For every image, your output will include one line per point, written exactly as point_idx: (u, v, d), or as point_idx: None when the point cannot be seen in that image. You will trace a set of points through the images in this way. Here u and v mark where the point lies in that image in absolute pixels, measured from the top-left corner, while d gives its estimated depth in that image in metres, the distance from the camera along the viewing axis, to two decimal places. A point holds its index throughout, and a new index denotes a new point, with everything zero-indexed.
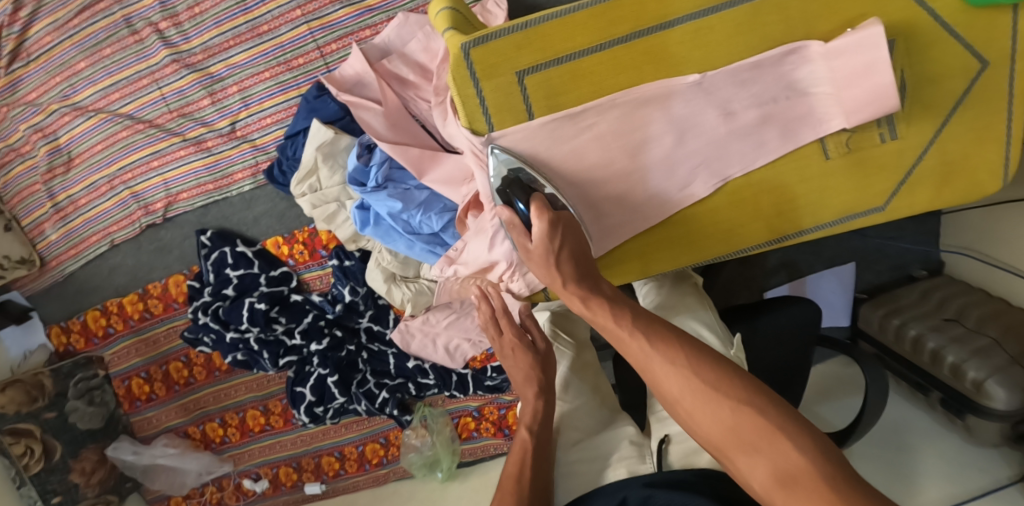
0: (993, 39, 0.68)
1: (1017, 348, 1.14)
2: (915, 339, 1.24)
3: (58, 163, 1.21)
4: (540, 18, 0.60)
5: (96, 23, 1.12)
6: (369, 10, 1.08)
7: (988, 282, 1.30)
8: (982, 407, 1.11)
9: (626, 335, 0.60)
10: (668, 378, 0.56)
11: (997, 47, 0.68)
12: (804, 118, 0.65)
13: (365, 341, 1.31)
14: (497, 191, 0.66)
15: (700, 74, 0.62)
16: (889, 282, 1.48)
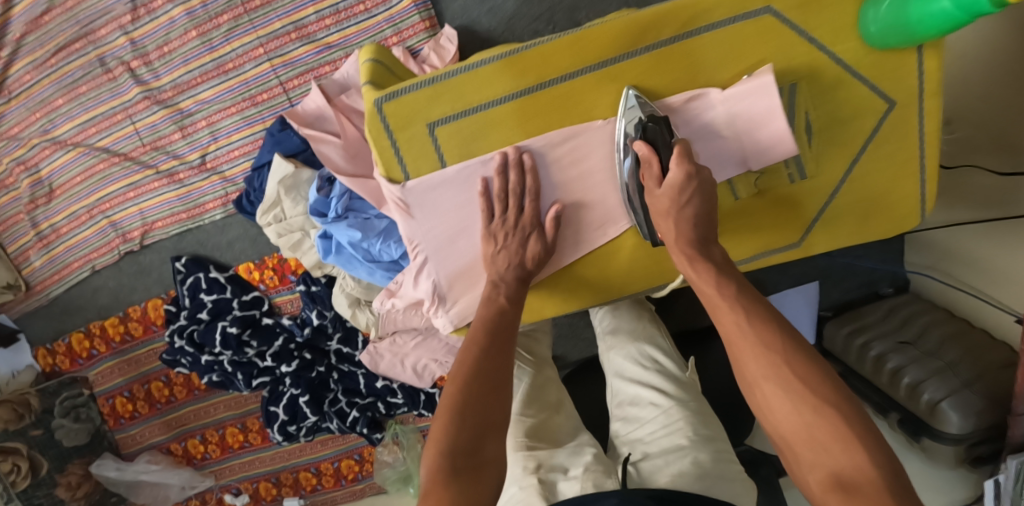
0: (902, 79, 0.68)
1: (969, 371, 1.13)
2: (876, 360, 1.24)
3: (40, 194, 1.27)
4: (445, 73, 0.63)
5: (71, 62, 1.17)
6: (328, 47, 1.12)
7: (951, 302, 1.29)
8: (939, 431, 1.11)
9: (726, 304, 0.60)
10: (757, 361, 0.56)
11: (906, 88, 0.68)
12: (711, 161, 0.65)
13: (334, 362, 1.35)
14: (418, 233, 0.69)
15: (605, 121, 0.64)
16: (856, 298, 1.46)
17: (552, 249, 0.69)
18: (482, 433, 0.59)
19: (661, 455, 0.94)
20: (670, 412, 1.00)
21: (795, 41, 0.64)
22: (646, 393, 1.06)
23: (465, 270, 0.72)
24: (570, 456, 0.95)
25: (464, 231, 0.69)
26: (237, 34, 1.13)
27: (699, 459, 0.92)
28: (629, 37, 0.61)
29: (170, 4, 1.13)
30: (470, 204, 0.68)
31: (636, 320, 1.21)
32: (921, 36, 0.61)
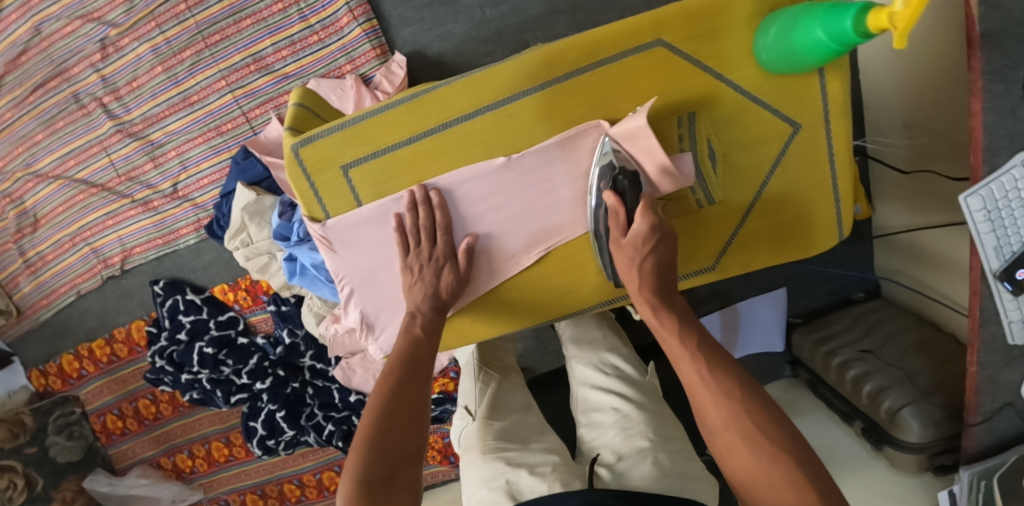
0: (805, 102, 0.68)
1: (927, 383, 1.13)
2: (839, 367, 1.24)
3: (26, 224, 1.33)
4: (354, 118, 0.67)
5: (49, 99, 1.24)
6: (285, 77, 1.17)
7: (921, 306, 1.30)
8: (900, 440, 1.08)
9: (687, 354, 0.62)
10: (715, 409, 0.59)
11: (810, 112, 0.68)
12: None
13: (309, 378, 1.40)
14: (342, 267, 0.72)
15: (507, 156, 0.67)
16: (826, 306, 1.45)
17: (466, 280, 0.71)
18: (395, 463, 0.61)
19: (623, 456, 0.89)
20: (631, 414, 0.96)
21: (690, 73, 0.65)
22: (608, 398, 1.01)
23: (390, 301, 0.75)
24: (538, 456, 0.90)
25: (385, 264, 0.73)
26: (201, 68, 1.18)
27: (663, 459, 0.88)
28: (522, 77, 0.64)
29: (137, 42, 1.18)
30: (389, 238, 0.71)
31: (602, 330, 1.15)
32: (809, 65, 0.61)
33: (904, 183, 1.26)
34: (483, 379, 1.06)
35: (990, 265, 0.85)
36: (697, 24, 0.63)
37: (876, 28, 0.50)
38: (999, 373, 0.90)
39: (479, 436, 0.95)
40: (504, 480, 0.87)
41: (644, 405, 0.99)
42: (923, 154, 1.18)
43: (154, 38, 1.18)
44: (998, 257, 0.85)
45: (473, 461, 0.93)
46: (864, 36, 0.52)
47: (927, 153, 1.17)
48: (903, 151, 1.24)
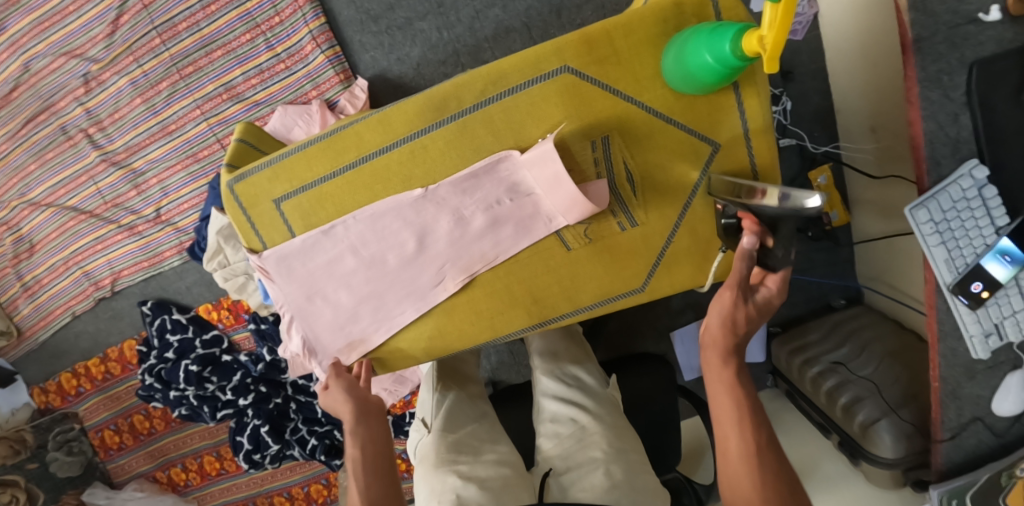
0: (721, 120, 0.64)
1: (899, 394, 0.98)
2: (814, 379, 1.08)
3: (23, 250, 1.40)
4: (281, 154, 0.71)
5: (40, 132, 1.31)
6: (256, 104, 1.21)
7: (901, 315, 1.10)
8: (872, 455, 0.94)
9: (737, 428, 0.63)
10: (753, 478, 0.61)
11: (727, 129, 0.64)
12: (532, 216, 0.70)
13: (291, 393, 1.43)
14: (280, 295, 0.76)
15: (425, 188, 0.69)
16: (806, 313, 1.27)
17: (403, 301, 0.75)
18: None
19: (574, 468, 0.85)
20: (590, 425, 0.89)
21: (596, 97, 0.64)
22: (563, 407, 0.93)
23: (327, 327, 0.78)
24: (490, 469, 0.89)
25: (321, 289, 0.76)
26: (177, 98, 1.23)
27: (617, 470, 0.83)
28: (431, 110, 0.66)
29: (118, 76, 1.24)
30: (323, 266, 0.74)
31: (566, 342, 1.05)
32: (701, 93, 0.61)
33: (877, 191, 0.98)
34: (443, 393, 1.05)
35: (942, 278, 0.74)
36: (598, 48, 0.62)
37: (750, 52, 0.51)
38: (961, 387, 0.78)
39: (433, 450, 0.94)
40: (454, 494, 0.86)
41: (603, 413, 0.92)
42: (891, 158, 0.91)
43: (133, 72, 1.24)
44: (951, 269, 0.74)
45: (426, 474, 0.93)
46: (743, 60, 0.53)
47: (891, 156, 0.91)
48: (871, 155, 0.96)
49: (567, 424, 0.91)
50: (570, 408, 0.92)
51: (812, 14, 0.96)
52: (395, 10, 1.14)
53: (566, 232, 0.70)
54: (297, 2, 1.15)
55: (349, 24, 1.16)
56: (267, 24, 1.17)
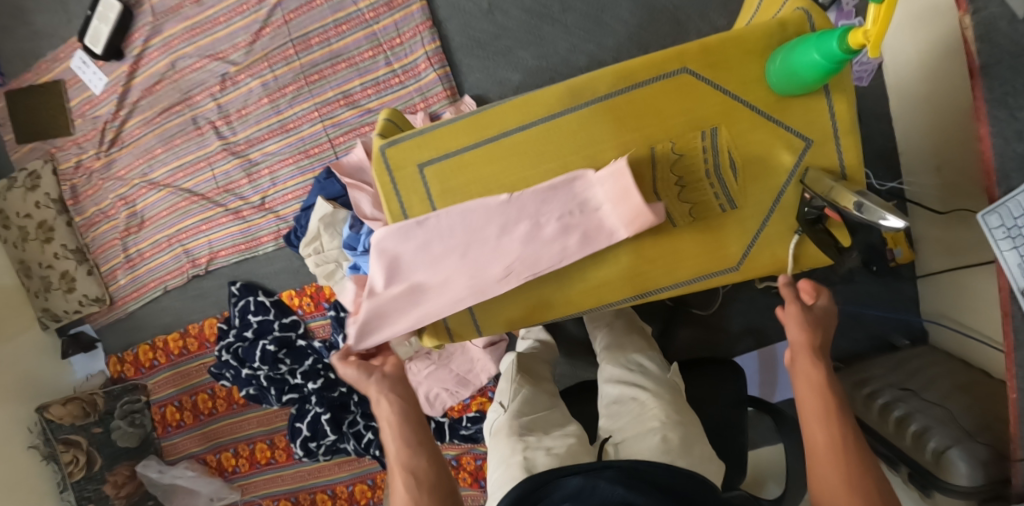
0: (815, 120, 0.77)
1: (972, 423, 0.98)
2: (882, 407, 1.10)
3: (133, 224, 1.55)
4: (433, 126, 0.87)
5: (173, 121, 1.48)
6: (368, 111, 1.38)
7: (968, 352, 1.15)
8: (946, 484, 0.94)
9: (821, 417, 0.73)
10: (829, 459, 0.71)
11: (819, 128, 0.77)
12: (597, 230, 0.82)
13: (355, 385, 1.51)
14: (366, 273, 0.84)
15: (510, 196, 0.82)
16: (868, 350, 1.33)
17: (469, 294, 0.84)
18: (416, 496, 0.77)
19: (634, 435, 0.91)
20: (647, 401, 0.95)
21: (708, 94, 0.79)
22: (625, 387, 1.01)
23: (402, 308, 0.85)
24: (556, 440, 0.96)
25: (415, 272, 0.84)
26: (300, 100, 1.41)
27: (674, 438, 0.89)
28: (569, 96, 0.83)
29: (251, 78, 1.43)
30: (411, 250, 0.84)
31: (631, 336, 1.14)
32: (802, 91, 0.74)
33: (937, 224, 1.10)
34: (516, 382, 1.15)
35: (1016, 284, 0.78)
36: (713, 55, 0.78)
37: (857, 44, 0.62)
38: None
39: (505, 424, 1.03)
40: (521, 456, 0.94)
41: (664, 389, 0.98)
42: (955, 193, 1.02)
43: (266, 75, 1.42)
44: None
45: (498, 443, 1.01)
46: (849, 53, 0.65)
47: (958, 191, 1.01)
48: (935, 190, 1.08)
49: (628, 402, 0.98)
50: (631, 388, 0.99)
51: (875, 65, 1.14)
52: (501, 40, 1.30)
53: (671, 208, 0.82)
54: (418, 27, 1.32)
55: (459, 50, 1.33)
56: (388, 44, 1.35)
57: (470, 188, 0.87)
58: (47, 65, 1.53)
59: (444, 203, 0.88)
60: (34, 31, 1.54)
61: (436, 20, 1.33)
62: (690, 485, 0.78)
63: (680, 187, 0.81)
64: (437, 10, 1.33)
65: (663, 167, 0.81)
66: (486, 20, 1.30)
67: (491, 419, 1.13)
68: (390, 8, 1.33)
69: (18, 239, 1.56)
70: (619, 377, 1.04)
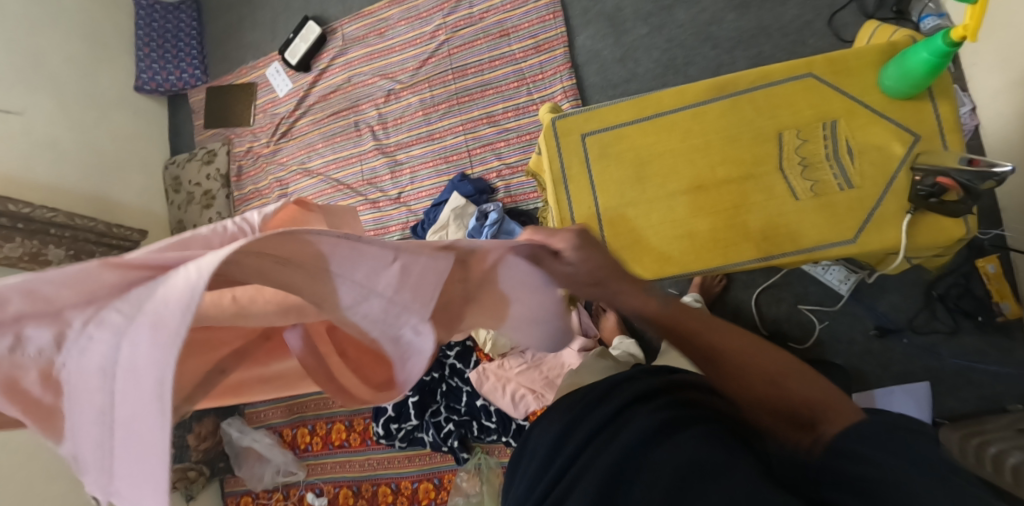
0: (923, 121, 0.95)
1: None
2: (996, 456, 1.08)
3: (281, 203, 1.78)
4: (598, 106, 1.09)
5: (337, 123, 1.77)
6: (507, 129, 1.61)
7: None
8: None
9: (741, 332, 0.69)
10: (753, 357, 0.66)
11: (927, 126, 0.95)
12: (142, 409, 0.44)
13: (447, 375, 1.64)
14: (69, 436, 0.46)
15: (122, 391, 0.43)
16: (976, 412, 1.31)
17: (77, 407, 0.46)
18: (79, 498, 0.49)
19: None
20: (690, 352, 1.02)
21: (831, 93, 0.98)
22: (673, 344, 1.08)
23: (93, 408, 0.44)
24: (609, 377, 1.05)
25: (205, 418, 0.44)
26: (450, 116, 1.67)
27: None
28: (714, 89, 1.03)
29: (412, 95, 1.72)
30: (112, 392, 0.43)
31: None
32: (913, 91, 0.93)
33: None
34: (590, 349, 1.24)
35: None
36: (837, 66, 0.99)
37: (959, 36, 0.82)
38: None
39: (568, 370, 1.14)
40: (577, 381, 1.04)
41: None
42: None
43: (425, 94, 1.70)
44: None
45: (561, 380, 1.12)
46: (952, 47, 0.84)
47: None
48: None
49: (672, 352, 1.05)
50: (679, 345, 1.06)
51: (975, 126, 1.29)
52: (631, 83, 1.55)
53: (795, 183, 0.99)
54: (560, 67, 1.60)
55: (592, 88, 1.59)
56: (532, 79, 1.61)
57: (623, 155, 1.06)
58: (247, 71, 1.88)
59: (599, 166, 1.07)
60: (242, 44, 1.91)
61: (575, 64, 1.61)
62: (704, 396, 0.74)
63: (803, 166, 0.99)
64: (577, 56, 1.61)
65: (790, 149, 0.99)
66: (619, 66, 1.57)
67: None
68: (538, 51, 1.62)
69: (183, 202, 1.83)
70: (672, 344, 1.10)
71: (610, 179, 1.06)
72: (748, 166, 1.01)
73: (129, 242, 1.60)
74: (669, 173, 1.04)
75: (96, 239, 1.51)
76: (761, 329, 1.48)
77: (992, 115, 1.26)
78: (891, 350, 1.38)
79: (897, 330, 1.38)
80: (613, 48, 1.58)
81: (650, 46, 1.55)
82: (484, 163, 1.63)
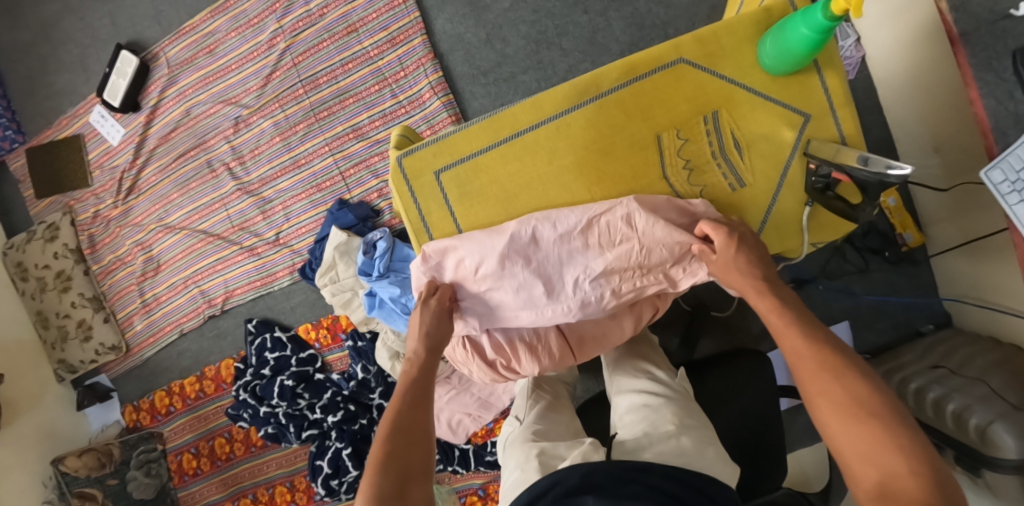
0: (812, 97, 0.83)
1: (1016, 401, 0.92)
2: (935, 403, 1.00)
3: (150, 268, 1.57)
4: (447, 134, 0.92)
5: (187, 166, 1.53)
6: (377, 141, 1.42)
7: (995, 328, 1.09)
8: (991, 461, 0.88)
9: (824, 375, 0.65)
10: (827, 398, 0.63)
11: (817, 103, 0.82)
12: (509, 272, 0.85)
13: (376, 416, 1.45)
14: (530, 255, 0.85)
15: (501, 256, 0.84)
16: (896, 341, 1.26)
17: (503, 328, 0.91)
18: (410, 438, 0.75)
19: (644, 436, 0.80)
20: (657, 406, 0.84)
21: (706, 80, 0.84)
22: (635, 394, 0.90)
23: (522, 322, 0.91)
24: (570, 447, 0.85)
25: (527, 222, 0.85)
26: (310, 137, 1.47)
27: (689, 444, 0.77)
28: (575, 95, 0.87)
29: (263, 119, 1.49)
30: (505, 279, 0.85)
31: (652, 352, 0.99)
32: (795, 68, 0.80)
33: (944, 202, 1.12)
34: (535, 398, 1.02)
35: None
36: (707, 45, 0.84)
37: (839, 11, 0.68)
38: None
39: (519, 435, 0.92)
40: (538, 461, 0.83)
41: (672, 392, 0.87)
42: (957, 170, 1.05)
43: (277, 116, 1.48)
44: None
45: (511, 452, 0.90)
46: (833, 23, 0.70)
47: (958, 168, 1.04)
48: (937, 169, 1.10)
49: (641, 408, 0.86)
50: (646, 395, 0.87)
51: (860, 57, 1.19)
52: (503, 66, 1.36)
53: (683, 192, 0.87)
54: (420, 60, 1.39)
55: (462, 78, 1.38)
56: (393, 78, 1.41)
57: (487, 189, 0.92)
58: (67, 122, 1.60)
59: (462, 207, 0.92)
60: (54, 90, 1.62)
61: (437, 53, 1.40)
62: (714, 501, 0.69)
63: (689, 170, 0.86)
64: (438, 44, 1.39)
65: (671, 153, 0.86)
66: (487, 49, 1.37)
67: (507, 430, 1.00)
68: (393, 45, 1.41)
69: (36, 290, 1.59)
70: (631, 386, 0.92)
71: (478, 220, 0.92)
72: (627, 180, 0.88)
73: None
74: (543, 202, 0.90)
75: None
76: (683, 305, 1.33)
77: (876, 46, 1.15)
78: (810, 300, 1.28)
79: (812, 279, 1.28)
80: (476, 28, 1.37)
81: (516, 20, 1.35)
82: (361, 184, 1.44)
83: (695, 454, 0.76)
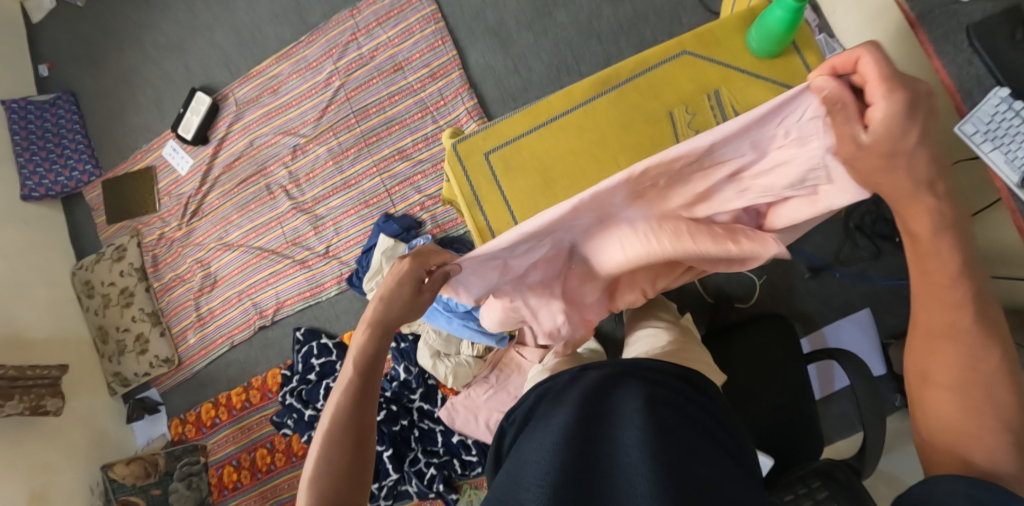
0: (797, 76, 0.99)
1: None
2: None
3: (207, 283, 1.70)
4: (493, 122, 1.08)
5: (248, 190, 1.70)
6: (420, 161, 1.59)
7: (1011, 300, 1.17)
8: None
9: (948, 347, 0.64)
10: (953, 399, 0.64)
11: (802, 79, 0.98)
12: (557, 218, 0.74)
13: (416, 418, 1.55)
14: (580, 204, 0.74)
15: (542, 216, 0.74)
16: None
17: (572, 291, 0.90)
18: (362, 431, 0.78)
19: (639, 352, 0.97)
20: (657, 332, 1.01)
21: (707, 66, 1.01)
22: (642, 329, 1.07)
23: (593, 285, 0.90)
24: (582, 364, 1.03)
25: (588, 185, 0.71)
26: (360, 159, 1.64)
27: (673, 351, 0.94)
28: (599, 83, 1.04)
29: (318, 146, 1.67)
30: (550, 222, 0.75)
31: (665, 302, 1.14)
32: (776, 49, 0.97)
33: None
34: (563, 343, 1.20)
35: (1010, 179, 0.87)
36: (705, 39, 1.01)
37: None
38: None
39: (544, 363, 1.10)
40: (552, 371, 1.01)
41: (671, 324, 1.04)
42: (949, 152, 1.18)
43: (331, 142, 1.67)
44: (1014, 169, 0.86)
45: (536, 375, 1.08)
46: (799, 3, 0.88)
47: None
48: None
49: (645, 337, 1.03)
50: (648, 327, 1.05)
51: None
52: (530, 91, 1.56)
53: None
54: (458, 90, 1.59)
55: (494, 103, 1.58)
56: (434, 107, 1.60)
57: (528, 164, 1.06)
58: (141, 156, 1.79)
59: (508, 181, 1.06)
60: (131, 128, 1.82)
61: (472, 83, 1.60)
62: (680, 379, 0.86)
63: None
64: (472, 76, 1.60)
65: (683, 125, 1.01)
66: (515, 77, 1.57)
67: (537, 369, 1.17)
68: (434, 78, 1.61)
69: (100, 306, 1.72)
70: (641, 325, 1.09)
71: (522, 192, 1.06)
72: (647, 148, 1.02)
73: (48, 379, 1.48)
74: (577, 173, 1.04)
75: (10, 383, 1.37)
76: (707, 297, 1.42)
77: None
78: (828, 286, 1.37)
79: (827, 266, 1.37)
80: (505, 60, 1.58)
81: (539, 52, 1.56)
82: (405, 199, 1.59)
83: (671, 357, 0.92)
